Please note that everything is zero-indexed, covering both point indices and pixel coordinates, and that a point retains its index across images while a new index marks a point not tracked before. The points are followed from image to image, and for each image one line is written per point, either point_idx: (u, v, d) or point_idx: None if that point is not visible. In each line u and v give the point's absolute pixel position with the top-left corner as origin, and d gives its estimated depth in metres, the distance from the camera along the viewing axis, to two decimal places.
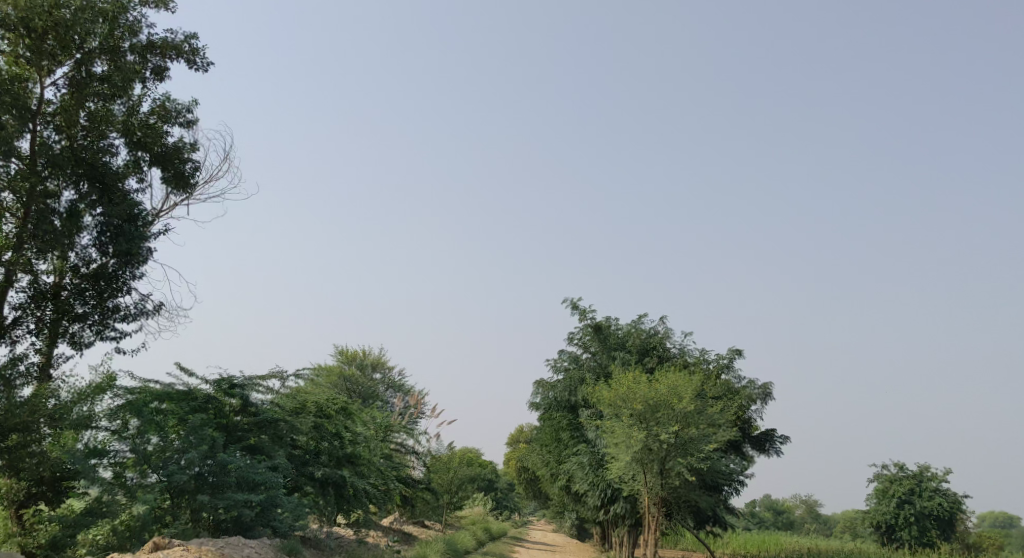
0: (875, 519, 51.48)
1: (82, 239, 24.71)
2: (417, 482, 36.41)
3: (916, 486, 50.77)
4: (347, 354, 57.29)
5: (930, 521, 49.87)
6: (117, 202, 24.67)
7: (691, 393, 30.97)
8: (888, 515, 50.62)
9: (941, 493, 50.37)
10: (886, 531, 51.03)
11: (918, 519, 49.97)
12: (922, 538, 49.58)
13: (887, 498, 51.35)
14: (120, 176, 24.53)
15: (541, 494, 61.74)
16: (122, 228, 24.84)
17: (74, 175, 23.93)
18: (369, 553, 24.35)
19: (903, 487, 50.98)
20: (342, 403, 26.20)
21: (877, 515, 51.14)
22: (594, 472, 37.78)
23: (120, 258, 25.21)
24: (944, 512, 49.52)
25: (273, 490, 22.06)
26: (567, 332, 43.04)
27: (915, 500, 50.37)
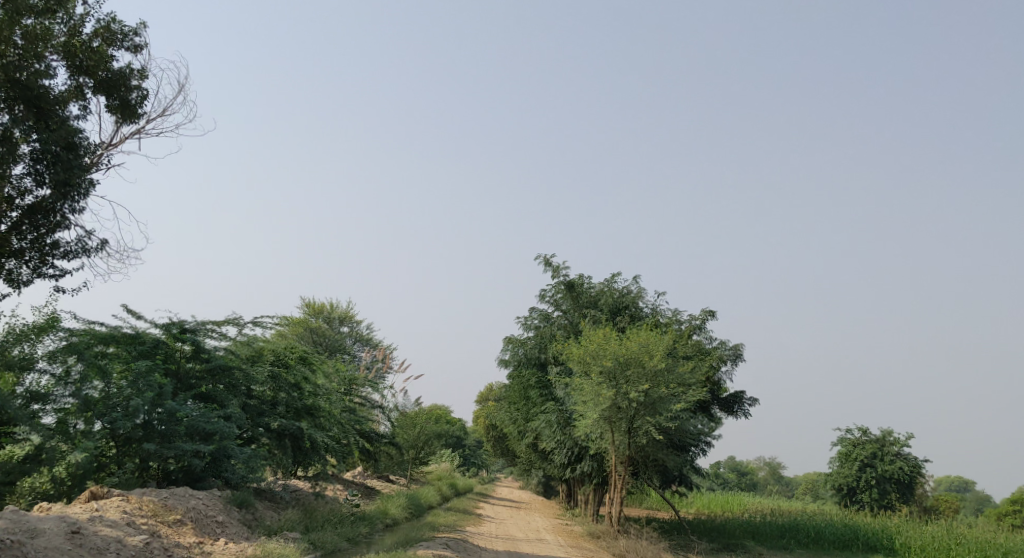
0: (836, 481, 51.59)
1: (17, 167, 23.34)
2: (380, 437, 35.52)
3: (878, 450, 50.56)
4: (314, 306, 56.05)
5: (891, 484, 49.90)
6: (55, 129, 23.28)
7: (663, 351, 30.17)
8: (850, 477, 50.67)
9: (902, 456, 50.25)
10: (847, 493, 51.21)
11: (879, 482, 50.02)
12: (881, 500, 49.79)
13: (850, 461, 51.21)
14: (58, 102, 23.09)
15: (508, 451, 61.28)
16: (60, 157, 23.48)
17: (8, 98, 22.49)
18: (325, 508, 23.43)
19: (865, 450, 50.81)
20: (301, 353, 25.23)
21: (839, 478, 51.15)
22: (561, 431, 37.08)
23: (59, 190, 23.97)
24: (905, 476, 49.45)
25: (225, 439, 21.05)
26: (539, 289, 42.17)
27: (877, 463, 50.25)
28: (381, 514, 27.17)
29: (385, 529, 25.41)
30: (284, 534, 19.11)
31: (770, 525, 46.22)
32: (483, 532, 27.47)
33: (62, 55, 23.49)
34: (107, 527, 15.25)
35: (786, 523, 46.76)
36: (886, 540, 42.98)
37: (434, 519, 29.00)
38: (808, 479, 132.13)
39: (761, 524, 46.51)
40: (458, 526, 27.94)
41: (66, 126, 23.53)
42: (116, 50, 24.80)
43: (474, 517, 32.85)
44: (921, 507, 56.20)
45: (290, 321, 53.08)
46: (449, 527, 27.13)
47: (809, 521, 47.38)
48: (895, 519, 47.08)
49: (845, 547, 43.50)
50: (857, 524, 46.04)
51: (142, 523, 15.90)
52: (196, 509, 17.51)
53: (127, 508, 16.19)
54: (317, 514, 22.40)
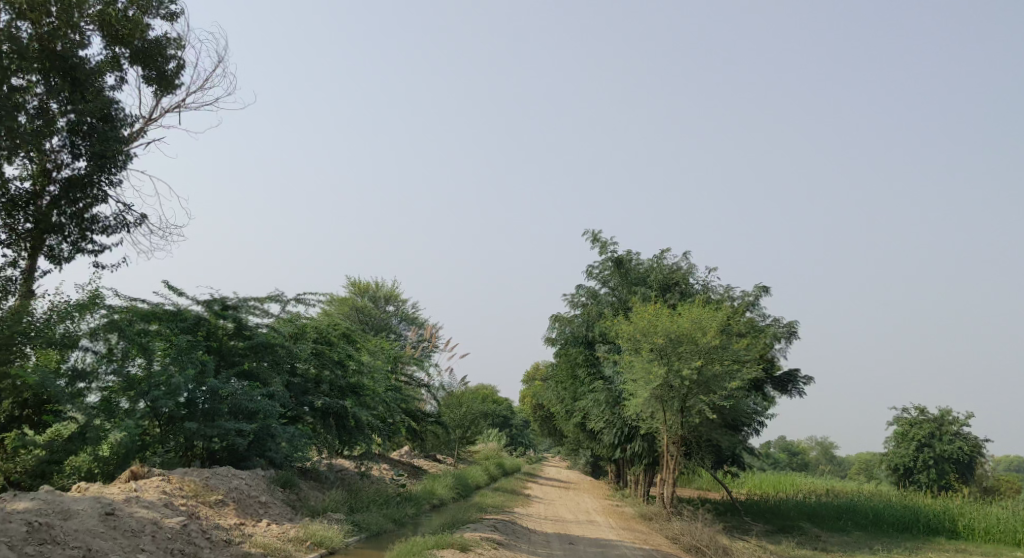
0: (893, 461, 50.25)
1: (56, 140, 23.53)
2: (426, 416, 35.07)
3: (937, 429, 48.99)
4: (359, 285, 55.77)
5: (949, 464, 48.30)
6: (91, 100, 23.46)
7: (716, 327, 29.25)
8: (907, 457, 49.29)
9: (961, 436, 48.65)
10: (904, 473, 49.86)
11: (937, 462, 48.53)
12: (940, 481, 48.34)
13: (907, 441, 49.69)
14: (93, 71, 23.34)
15: (556, 431, 60.68)
16: (97, 128, 23.65)
17: (45, 69, 22.70)
18: (371, 488, 22.98)
19: (922, 430, 49.12)
20: (344, 329, 24.74)
21: (895, 457, 49.84)
22: (610, 410, 36.31)
23: (95, 162, 24.22)
24: (964, 456, 47.70)
25: (269, 417, 20.62)
26: (586, 266, 41.33)
27: (934, 443, 48.68)
28: (429, 494, 26.69)
29: (432, 509, 24.91)
30: (327, 515, 18.64)
31: (825, 506, 45.08)
32: (532, 513, 26.86)
33: (96, 24, 23.76)
34: (143, 509, 14.86)
35: (843, 504, 45.59)
36: (947, 522, 41.66)
37: (482, 499, 28.45)
38: (862, 458, 129.94)
39: (817, 505, 45.39)
40: (507, 506, 27.37)
41: (101, 96, 23.79)
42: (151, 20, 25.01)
43: (523, 497, 32.27)
44: (982, 488, 54.52)
45: (335, 300, 52.82)
46: (497, 507, 26.56)
47: (866, 502, 46.14)
48: (955, 500, 45.68)
49: (905, 529, 42.27)
50: (916, 505, 44.73)
51: (180, 504, 15.48)
52: (239, 490, 17.06)
53: (166, 489, 15.78)
54: (364, 495, 21.96)
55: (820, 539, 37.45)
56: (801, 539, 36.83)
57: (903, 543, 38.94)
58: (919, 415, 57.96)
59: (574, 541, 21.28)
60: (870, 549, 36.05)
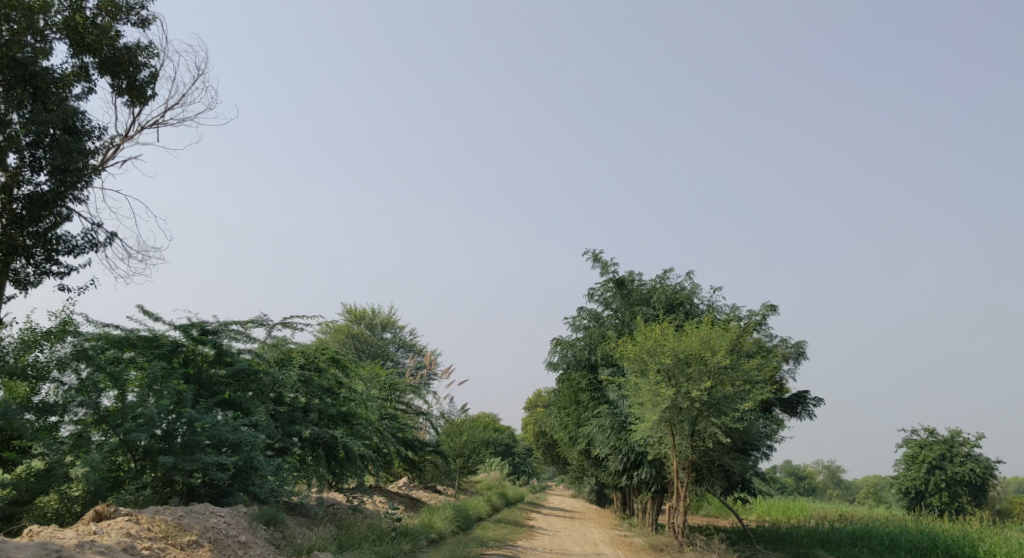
0: (903, 485, 48.70)
1: (17, 154, 22.80)
2: (424, 445, 33.61)
3: (947, 451, 47.44)
4: (355, 312, 54.42)
5: (962, 486, 46.89)
6: (53, 112, 22.80)
7: (726, 346, 27.92)
8: (918, 480, 47.73)
9: (973, 458, 47.10)
10: (914, 496, 48.28)
11: (949, 485, 47.04)
12: (953, 504, 46.81)
13: (918, 463, 48.17)
14: (55, 81, 22.74)
15: (559, 458, 59.11)
16: (58, 140, 22.93)
17: (5, 78, 22.11)
18: (363, 523, 21.53)
19: (933, 452, 47.69)
20: (333, 353, 23.46)
21: (906, 481, 48.26)
22: (615, 436, 34.85)
23: (58, 177, 23.40)
24: (977, 478, 46.39)
25: (252, 449, 19.17)
26: (587, 288, 40.05)
27: (946, 465, 47.18)
28: (426, 528, 25.20)
29: (429, 544, 23.42)
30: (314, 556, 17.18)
31: (839, 532, 43.47)
32: (536, 547, 25.32)
33: (62, 32, 23.24)
34: (97, 555, 13.40)
35: (857, 530, 43.96)
36: (966, 547, 40.04)
37: (484, 532, 26.92)
38: (870, 482, 127.93)
39: (830, 531, 43.77)
40: (509, 540, 25.85)
41: (64, 106, 23.08)
42: (121, 29, 24.49)
43: (526, 529, 30.73)
44: (995, 511, 52.83)
45: (330, 327, 51.49)
46: (499, 541, 25.06)
47: (880, 527, 44.53)
48: (972, 524, 44.06)
49: (922, 555, 40.64)
50: (932, 530, 43.09)
51: (143, 549, 14.06)
52: (215, 529, 15.65)
53: (131, 530, 14.39)
54: (355, 531, 20.53)
55: None
56: None
57: None
58: (928, 437, 56.41)
59: None
60: None
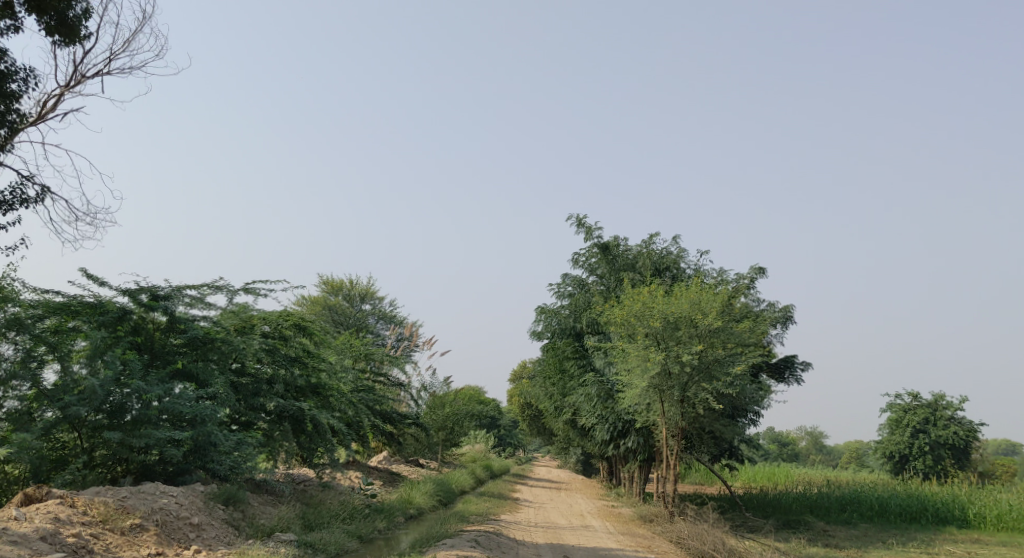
0: (887, 450, 47.75)
1: None
2: (403, 418, 32.22)
3: (931, 415, 46.54)
4: (333, 284, 52.75)
5: (945, 449, 46.00)
6: None
7: (718, 307, 26.59)
8: (902, 444, 46.80)
9: (956, 421, 46.20)
10: (899, 461, 47.39)
11: (933, 448, 46.11)
12: (936, 467, 45.93)
13: (902, 428, 47.21)
14: None
15: (545, 430, 58.01)
16: None
17: None
18: (335, 500, 20.13)
19: (917, 416, 46.75)
20: (300, 321, 21.98)
21: (889, 445, 47.31)
22: (602, 404, 33.58)
23: None
24: (960, 441, 45.47)
25: (209, 422, 17.71)
26: (571, 254, 38.64)
27: (929, 429, 46.25)
28: (403, 503, 23.81)
29: (405, 519, 22.03)
30: (276, 539, 15.71)
31: (828, 497, 42.43)
32: (520, 520, 23.92)
33: None
34: (8, 545, 11.96)
35: (846, 495, 42.94)
36: (956, 510, 39.07)
37: (466, 507, 25.55)
38: (854, 447, 127.67)
39: (820, 497, 42.73)
40: (492, 514, 24.50)
41: None
42: None
43: (511, 502, 29.40)
44: (980, 473, 52.03)
45: (306, 299, 49.86)
46: (481, 515, 23.67)
47: (869, 492, 43.53)
48: (961, 487, 43.09)
49: (912, 520, 39.69)
50: (921, 494, 42.10)
51: (68, 537, 12.58)
52: (162, 511, 14.15)
53: (62, 514, 12.98)
54: (325, 508, 19.09)
55: (829, 534, 34.74)
56: (810, 536, 34.12)
57: (914, 534, 36.24)
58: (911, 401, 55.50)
59: (571, 551, 18.20)
60: (885, 543, 33.34)
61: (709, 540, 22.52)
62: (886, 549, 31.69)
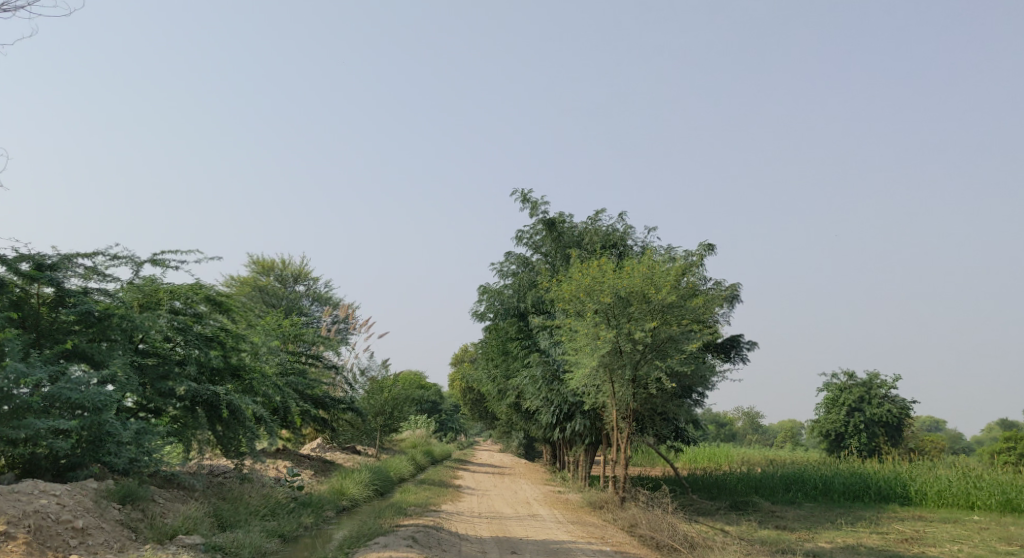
0: (823, 428, 46.84)
1: None
2: (336, 403, 30.01)
3: (866, 394, 45.74)
4: (263, 264, 50.09)
5: (880, 428, 45.33)
6: None
7: (673, 281, 24.94)
8: (837, 423, 45.89)
9: (890, 399, 45.64)
10: (835, 439, 46.53)
11: (868, 426, 45.37)
12: (870, 445, 45.20)
13: (837, 407, 46.40)
14: None
15: (486, 413, 56.34)
16: None
17: None
18: (253, 494, 17.98)
19: (852, 394, 46.00)
20: (214, 296, 19.73)
21: (825, 424, 46.42)
22: (547, 386, 31.82)
23: None
24: (894, 419, 44.88)
25: (103, 410, 15.59)
26: (515, 231, 36.74)
27: (864, 407, 45.54)
28: (334, 495, 21.73)
29: (333, 511, 19.94)
30: (182, 546, 13.69)
31: (771, 477, 41.19)
32: (462, 510, 22.00)
33: None
34: None
35: (789, 474, 41.80)
36: (900, 487, 38.13)
37: (402, 497, 23.58)
38: (788, 427, 128.20)
39: (763, 477, 41.46)
40: (431, 504, 22.52)
41: None
42: None
43: (452, 490, 27.53)
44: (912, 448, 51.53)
45: (234, 280, 47.28)
46: (418, 506, 21.67)
47: (810, 471, 42.47)
48: (899, 464, 42.26)
49: (856, 499, 38.71)
50: (863, 472, 41.11)
51: None
52: (35, 515, 12.31)
53: None
54: (242, 504, 16.98)
55: (778, 516, 33.44)
56: (760, 517, 32.76)
57: (861, 513, 35.13)
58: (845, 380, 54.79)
59: (516, 546, 16.23)
60: (835, 523, 32.07)
61: (664, 527, 20.78)
62: (837, 529, 30.35)
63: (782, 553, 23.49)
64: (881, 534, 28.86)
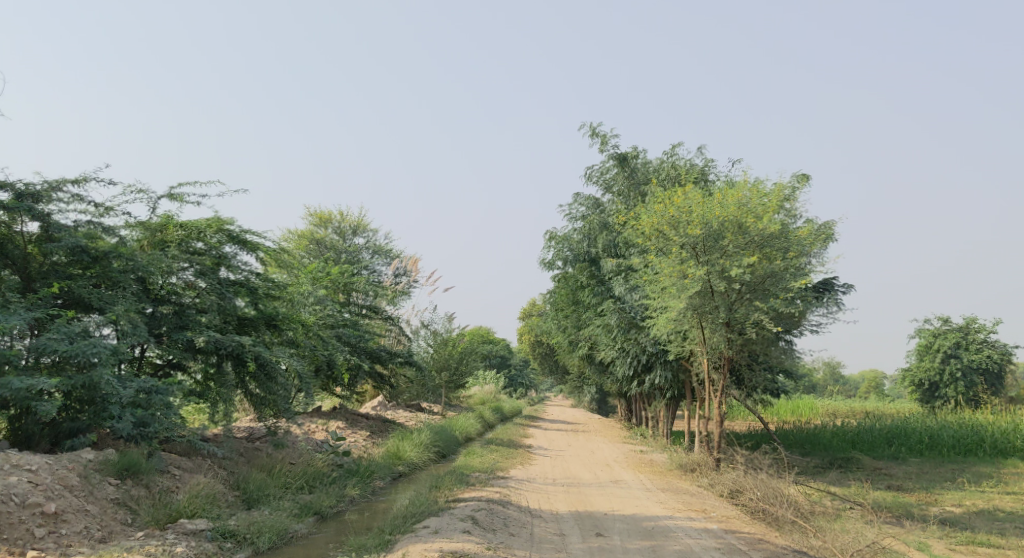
0: (915, 377, 42.89)
1: None
2: (393, 358, 27.07)
3: (963, 339, 41.39)
4: (320, 216, 47.64)
5: (978, 375, 41.01)
6: None
7: (772, 209, 21.67)
8: (931, 371, 41.85)
9: (989, 344, 41.37)
10: (928, 389, 42.51)
11: (965, 374, 41.05)
12: (968, 395, 40.94)
13: (931, 354, 42.26)
14: None
15: (558, 367, 53.59)
16: None
17: None
18: (288, 463, 15.29)
19: (947, 340, 41.70)
20: (235, 233, 17.06)
21: (918, 373, 42.43)
22: (624, 335, 28.72)
23: None
24: (994, 365, 40.65)
25: (100, 365, 13.09)
26: (584, 170, 33.52)
27: (961, 354, 41.19)
28: (388, 460, 19.10)
29: (386, 480, 17.20)
30: (185, 547, 11.23)
31: (870, 430, 37.46)
32: (534, 477, 19.10)
33: None
34: None
35: (888, 427, 38.09)
36: (1019, 441, 34.26)
37: (467, 460, 20.83)
38: (869, 376, 122.92)
39: (861, 430, 37.69)
40: (499, 469, 19.70)
41: None
42: None
43: (524, 451, 24.60)
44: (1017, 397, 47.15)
45: (290, 233, 44.88)
46: (484, 472, 18.87)
47: (912, 423, 38.65)
48: (1012, 415, 38.15)
49: (967, 453, 34.89)
50: (973, 424, 37.19)
51: None
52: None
53: None
54: (273, 475, 14.43)
55: (886, 474, 29.97)
56: (866, 476, 29.31)
57: (979, 469, 31.45)
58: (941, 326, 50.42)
59: (602, 527, 13.18)
60: (954, 482, 28.45)
61: (771, 494, 17.64)
62: (959, 488, 26.82)
63: (909, 521, 20.15)
64: (1013, 494, 25.24)
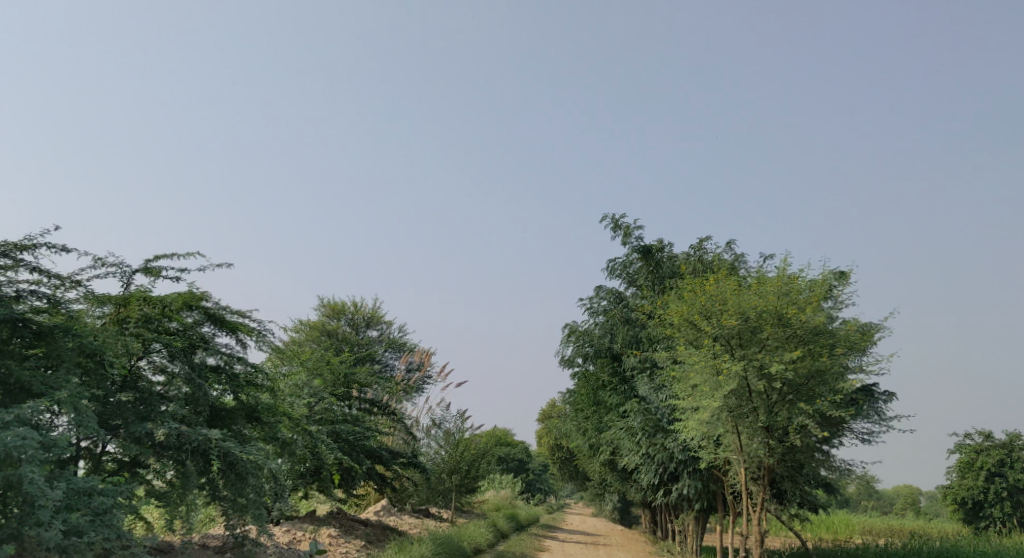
0: (956, 495, 39.56)
1: None
2: (395, 457, 24.78)
3: (1006, 456, 38.21)
4: (333, 307, 45.77)
5: None
6: None
7: (816, 301, 19.66)
8: (974, 490, 38.48)
9: None
10: (971, 509, 39.17)
11: (1012, 495, 37.79)
12: (1016, 517, 37.55)
13: (973, 471, 39.01)
14: None
15: (577, 473, 50.66)
16: None
17: None
18: None
19: (991, 457, 38.54)
20: (212, 312, 15.09)
21: (958, 491, 39.11)
22: (649, 440, 26.15)
23: None
24: None
25: (28, 462, 11.06)
26: (606, 261, 31.63)
27: (1006, 472, 37.96)
28: None
29: None
30: None
31: (914, 553, 34.24)
32: None
33: None
34: None
35: (933, 549, 34.84)
36: None
37: None
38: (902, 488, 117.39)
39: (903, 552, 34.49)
40: None
41: None
42: None
43: None
44: None
45: (300, 322, 42.96)
46: None
47: (959, 547, 35.35)
48: None
49: None
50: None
51: None
52: None
53: None
54: None
55: None
56: None
57: None
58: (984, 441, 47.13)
59: None
60: None
61: None
62: None
63: None
64: None
